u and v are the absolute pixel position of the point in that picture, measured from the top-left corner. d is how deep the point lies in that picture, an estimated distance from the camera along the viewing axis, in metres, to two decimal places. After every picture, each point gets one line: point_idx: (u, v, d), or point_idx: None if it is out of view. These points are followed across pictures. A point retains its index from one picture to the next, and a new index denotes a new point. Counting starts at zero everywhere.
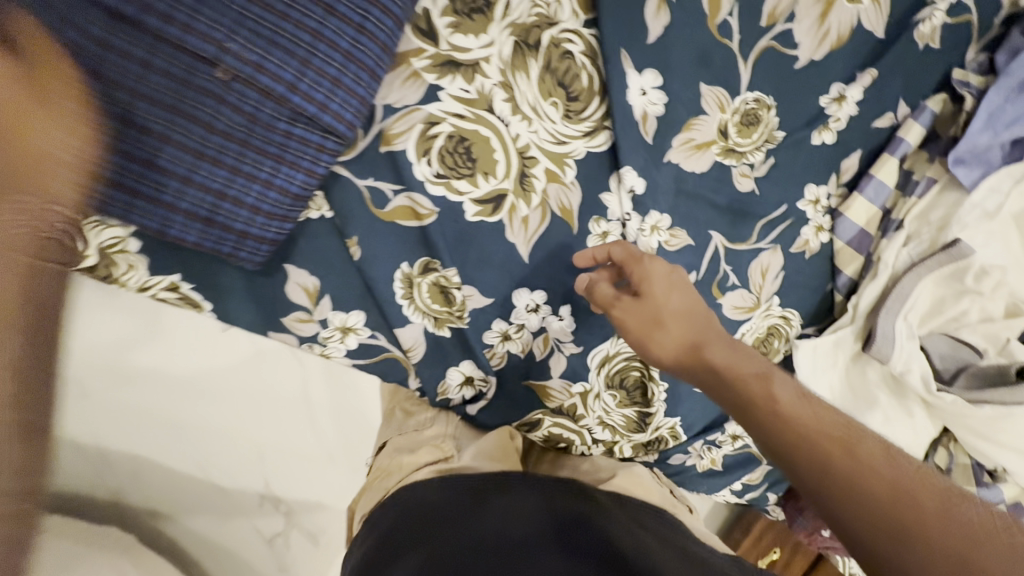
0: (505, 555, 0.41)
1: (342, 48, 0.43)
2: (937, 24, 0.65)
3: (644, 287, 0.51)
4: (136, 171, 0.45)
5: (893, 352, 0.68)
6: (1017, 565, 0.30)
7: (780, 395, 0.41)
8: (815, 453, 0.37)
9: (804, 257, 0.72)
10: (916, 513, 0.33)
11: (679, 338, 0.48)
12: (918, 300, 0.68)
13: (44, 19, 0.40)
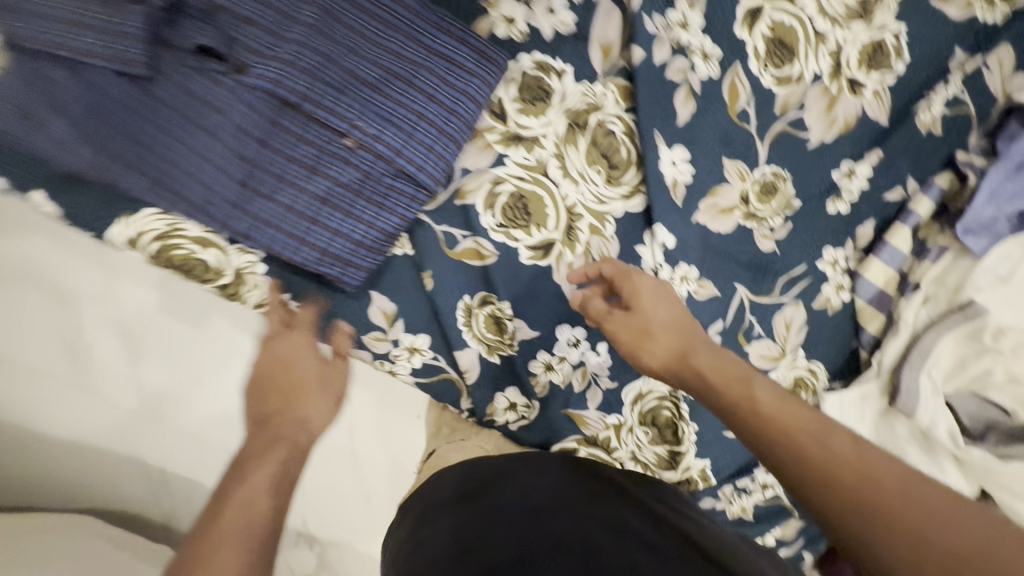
0: (529, 518, 0.45)
1: (437, 126, 0.59)
2: (936, 114, 0.75)
3: (635, 302, 0.60)
4: (272, 209, 0.56)
5: (918, 405, 0.72)
6: (959, 532, 0.39)
7: (762, 397, 0.50)
8: (794, 448, 0.46)
9: (826, 313, 0.78)
10: (879, 495, 0.42)
11: (668, 347, 0.58)
12: (941, 358, 0.72)
13: (226, 104, 0.54)
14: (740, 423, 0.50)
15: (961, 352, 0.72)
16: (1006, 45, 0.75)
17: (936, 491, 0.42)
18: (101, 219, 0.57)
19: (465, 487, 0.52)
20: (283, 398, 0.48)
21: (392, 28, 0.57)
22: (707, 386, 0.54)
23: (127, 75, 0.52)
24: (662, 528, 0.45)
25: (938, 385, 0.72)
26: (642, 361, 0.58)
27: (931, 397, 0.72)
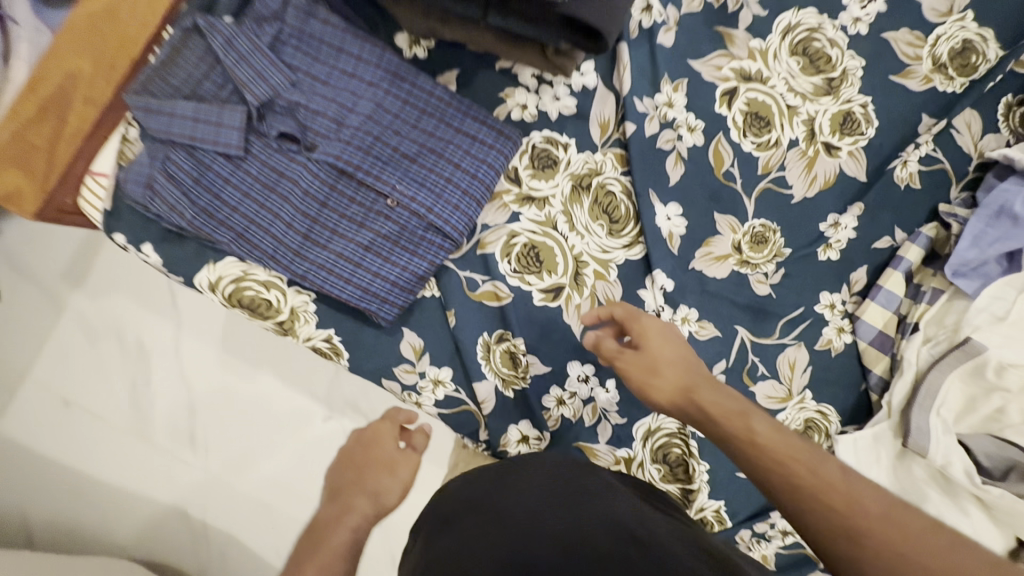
0: (525, 522, 0.49)
1: (462, 189, 0.71)
2: (913, 171, 0.82)
3: (643, 342, 0.65)
4: (326, 256, 0.69)
5: (930, 444, 0.72)
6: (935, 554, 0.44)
7: (761, 429, 0.54)
8: (789, 476, 0.50)
9: (829, 356, 0.81)
10: (868, 521, 0.46)
11: (674, 382, 0.62)
12: (947, 396, 0.74)
13: (300, 176, 0.69)
14: (743, 453, 0.53)
15: (970, 392, 0.73)
16: (971, 110, 0.84)
17: (919, 522, 0.46)
18: (193, 267, 0.71)
19: (475, 490, 0.57)
20: (357, 475, 0.72)
21: (429, 114, 0.72)
22: (708, 419, 0.58)
23: (227, 156, 0.68)
24: (651, 528, 0.49)
25: (948, 425, 0.73)
26: (650, 397, 0.62)
27: (944, 436, 0.72)
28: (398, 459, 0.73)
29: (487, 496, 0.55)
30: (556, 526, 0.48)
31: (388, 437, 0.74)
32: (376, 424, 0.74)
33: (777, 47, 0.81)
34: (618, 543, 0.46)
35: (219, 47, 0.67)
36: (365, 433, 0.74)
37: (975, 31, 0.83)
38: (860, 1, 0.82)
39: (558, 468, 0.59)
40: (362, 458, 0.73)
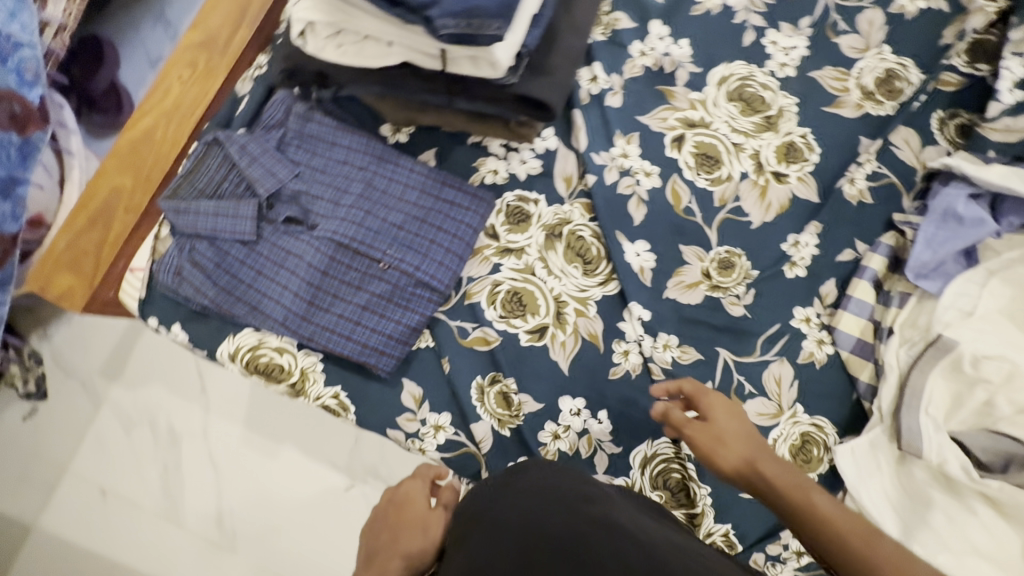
0: (528, 534, 0.54)
1: (446, 248, 0.80)
2: (862, 187, 0.89)
3: (710, 414, 0.70)
4: (329, 319, 0.78)
5: (923, 444, 0.73)
6: None
7: (820, 505, 0.60)
8: (847, 546, 0.57)
9: (814, 367, 0.84)
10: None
11: (740, 454, 0.67)
12: (932, 395, 0.75)
13: (303, 251, 0.79)
14: (805, 525, 0.60)
15: (953, 387, 0.75)
16: (906, 128, 0.91)
17: None
18: (215, 341, 0.80)
19: (484, 498, 0.63)
20: (390, 535, 0.73)
21: (412, 187, 0.82)
22: (774, 492, 0.63)
23: (243, 242, 0.79)
24: (645, 530, 0.55)
25: (938, 422, 0.74)
26: (716, 464, 0.67)
27: (936, 433, 0.73)
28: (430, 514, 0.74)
29: (494, 501, 0.61)
30: (554, 528, 0.54)
31: (419, 495, 0.76)
32: (406, 482, 0.77)
33: (715, 96, 0.91)
34: (617, 544, 0.52)
35: (234, 153, 0.80)
36: (396, 494, 0.77)
37: (894, 61, 0.93)
38: (784, 49, 0.93)
39: (559, 474, 0.64)
40: (395, 519, 0.74)
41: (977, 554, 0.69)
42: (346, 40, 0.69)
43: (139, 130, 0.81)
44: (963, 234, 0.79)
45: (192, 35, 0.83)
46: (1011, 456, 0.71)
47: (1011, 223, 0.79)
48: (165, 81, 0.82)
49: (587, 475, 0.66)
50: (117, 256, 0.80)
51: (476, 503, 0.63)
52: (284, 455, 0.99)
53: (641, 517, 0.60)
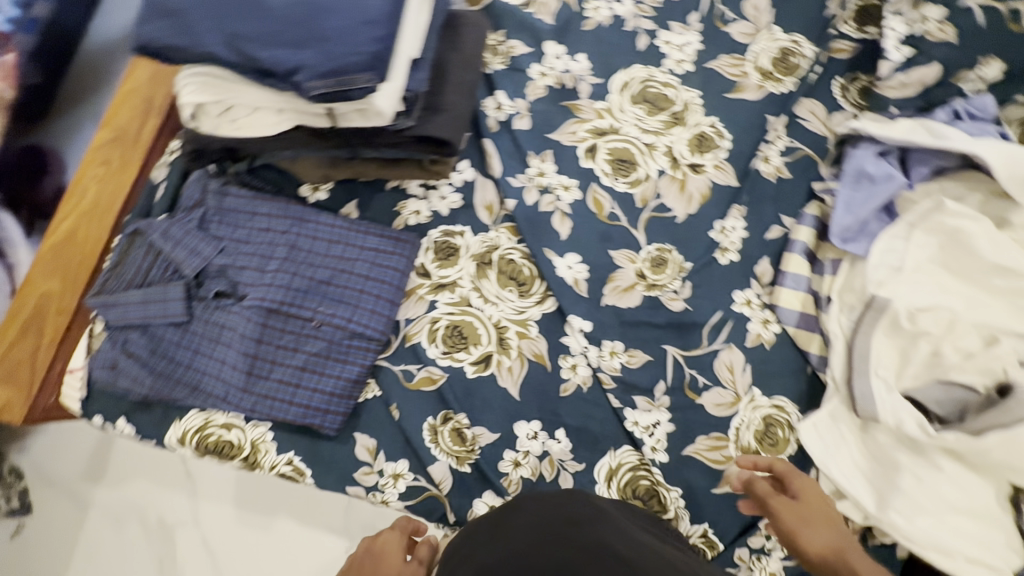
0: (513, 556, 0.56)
1: (375, 295, 0.80)
2: (778, 164, 0.90)
3: (798, 495, 0.72)
4: (270, 385, 0.77)
5: (878, 408, 0.72)
6: None
7: None
8: None
9: (764, 348, 0.83)
10: None
11: (825, 540, 0.68)
12: (877, 355, 0.74)
13: (234, 323, 0.79)
14: None
15: (897, 344, 0.74)
16: (810, 100, 0.93)
17: None
18: (162, 428, 0.79)
19: (482, 527, 0.65)
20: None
21: (336, 242, 0.83)
22: None
23: (176, 324, 0.79)
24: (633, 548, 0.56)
25: (887, 381, 0.73)
26: (801, 545, 0.68)
27: (888, 394, 0.72)
28: (407, 568, 0.68)
29: (490, 530, 0.63)
30: (542, 550, 0.56)
31: (395, 545, 0.71)
32: (382, 534, 0.72)
33: (620, 102, 0.93)
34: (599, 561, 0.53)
35: (157, 239, 0.81)
36: (370, 546, 0.71)
37: (786, 39, 0.95)
38: (678, 47, 0.96)
39: (556, 498, 0.67)
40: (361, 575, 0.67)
41: (950, 509, 0.68)
42: (237, 114, 0.71)
43: (61, 233, 0.82)
44: (877, 193, 0.79)
45: (103, 133, 0.86)
46: (965, 404, 0.70)
47: (921, 174, 0.79)
48: (82, 182, 0.84)
49: (586, 495, 0.69)
50: (53, 359, 0.80)
51: (474, 534, 0.65)
52: (278, 527, 0.97)
53: (632, 531, 0.62)
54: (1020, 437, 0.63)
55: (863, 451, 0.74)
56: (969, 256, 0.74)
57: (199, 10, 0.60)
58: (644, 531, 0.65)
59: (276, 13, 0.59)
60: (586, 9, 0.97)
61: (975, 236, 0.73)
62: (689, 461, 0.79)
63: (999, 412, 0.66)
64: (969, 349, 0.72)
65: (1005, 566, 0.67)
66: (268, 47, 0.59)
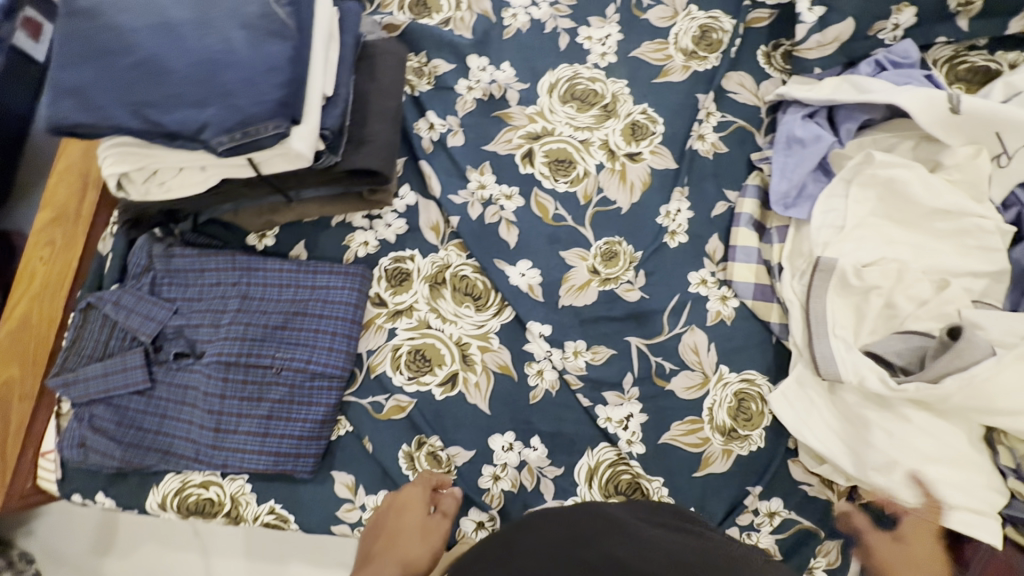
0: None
1: (331, 332, 0.81)
2: (713, 140, 0.91)
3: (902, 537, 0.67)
4: (238, 438, 0.77)
5: (839, 368, 0.71)
6: None
7: None
8: None
9: (726, 325, 0.83)
10: None
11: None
12: (832, 316, 0.74)
13: (196, 381, 0.79)
14: None
15: (851, 302, 0.74)
16: (736, 73, 0.94)
17: None
18: (140, 497, 0.79)
19: (487, 550, 0.64)
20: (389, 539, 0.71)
21: (286, 286, 0.83)
22: None
23: (139, 392, 0.79)
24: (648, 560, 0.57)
25: (847, 341, 0.73)
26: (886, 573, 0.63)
27: (848, 352, 0.72)
28: (431, 521, 0.73)
29: (498, 555, 0.62)
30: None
31: (418, 501, 0.74)
32: (405, 488, 0.75)
33: (550, 104, 0.94)
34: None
35: (110, 311, 0.82)
36: (395, 499, 0.75)
37: (704, 17, 0.96)
38: (599, 40, 0.96)
39: (564, 515, 0.67)
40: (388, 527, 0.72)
41: (926, 460, 0.68)
42: (164, 177, 0.72)
43: (16, 319, 0.83)
44: (808, 156, 0.80)
45: (43, 214, 0.86)
46: (924, 351, 0.70)
47: (850, 129, 0.80)
48: (29, 265, 0.85)
49: (593, 506, 0.69)
50: (24, 445, 0.80)
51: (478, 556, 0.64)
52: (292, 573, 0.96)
53: (645, 535, 0.62)
54: (976, 377, 0.63)
55: (835, 413, 0.74)
56: (907, 204, 0.75)
57: (104, 83, 0.60)
58: (658, 527, 0.65)
59: (181, 76, 0.60)
60: (503, 18, 0.98)
61: (909, 183, 0.73)
62: (667, 448, 0.79)
63: (955, 355, 0.65)
64: (921, 295, 0.72)
65: (989, 507, 0.66)
66: (174, 109, 0.60)
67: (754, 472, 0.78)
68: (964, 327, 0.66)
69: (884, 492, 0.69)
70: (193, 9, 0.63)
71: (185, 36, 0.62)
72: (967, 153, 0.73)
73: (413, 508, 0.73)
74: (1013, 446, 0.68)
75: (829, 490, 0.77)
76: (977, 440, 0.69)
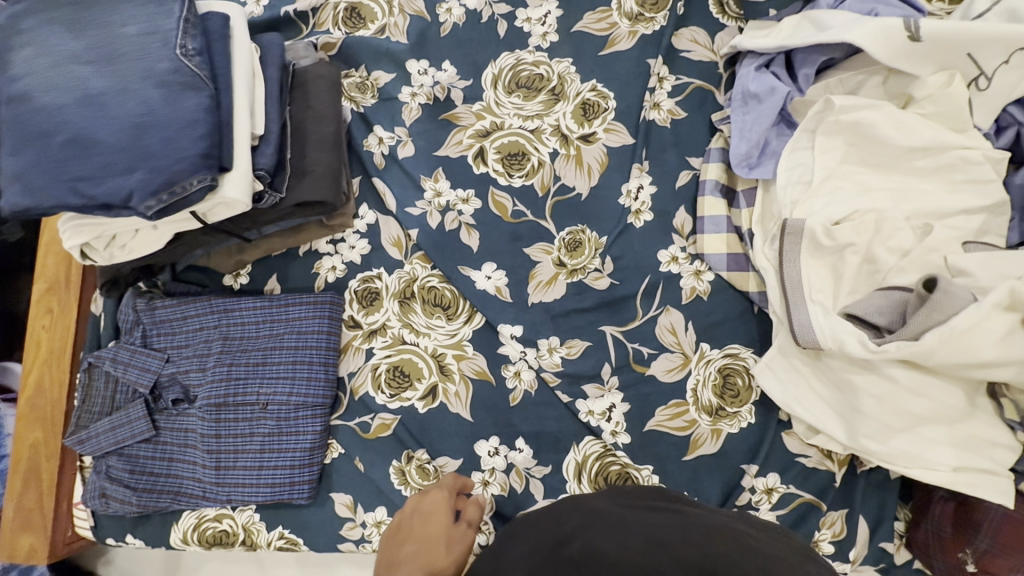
0: None
1: (308, 363, 0.83)
2: (669, 107, 0.86)
3: None
4: (237, 473, 0.81)
5: (818, 335, 0.67)
6: None
7: None
8: None
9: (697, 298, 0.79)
10: None
11: None
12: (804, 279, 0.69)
13: (194, 424, 0.84)
14: None
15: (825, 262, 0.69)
16: (688, 29, 0.88)
17: None
18: (163, 535, 0.85)
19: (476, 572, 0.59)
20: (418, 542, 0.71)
21: (262, 322, 0.86)
22: None
23: (146, 440, 0.85)
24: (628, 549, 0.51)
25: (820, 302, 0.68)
26: None
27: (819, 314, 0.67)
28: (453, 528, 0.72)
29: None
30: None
31: (443, 506, 0.74)
32: (429, 493, 0.76)
33: (496, 97, 0.91)
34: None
35: (109, 368, 0.87)
36: (419, 504, 0.76)
37: None
38: (539, 21, 0.92)
39: (545, 516, 0.61)
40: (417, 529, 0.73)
41: (921, 424, 0.64)
42: (123, 240, 0.74)
43: (32, 383, 0.89)
44: (765, 111, 0.74)
45: (37, 285, 0.91)
46: (905, 307, 0.63)
47: (808, 76, 0.74)
48: (35, 334, 0.91)
49: (575, 500, 0.63)
50: (58, 497, 0.87)
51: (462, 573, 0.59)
52: None
53: (632, 522, 0.56)
54: (960, 332, 0.58)
55: (821, 380, 0.70)
56: (878, 147, 0.68)
57: (40, 166, 0.63)
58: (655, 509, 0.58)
59: (107, 145, 0.62)
60: (438, 15, 0.94)
61: (877, 124, 0.67)
62: (654, 435, 0.78)
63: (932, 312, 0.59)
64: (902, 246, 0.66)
65: (999, 465, 0.63)
66: (104, 180, 0.62)
67: (748, 449, 0.76)
68: (939, 277, 0.60)
69: (882, 460, 0.66)
70: (109, 77, 0.64)
71: (108, 105, 0.63)
72: (939, 82, 0.67)
73: (432, 511, 0.74)
74: (1016, 397, 0.63)
75: (829, 460, 0.74)
76: (977, 394, 0.64)
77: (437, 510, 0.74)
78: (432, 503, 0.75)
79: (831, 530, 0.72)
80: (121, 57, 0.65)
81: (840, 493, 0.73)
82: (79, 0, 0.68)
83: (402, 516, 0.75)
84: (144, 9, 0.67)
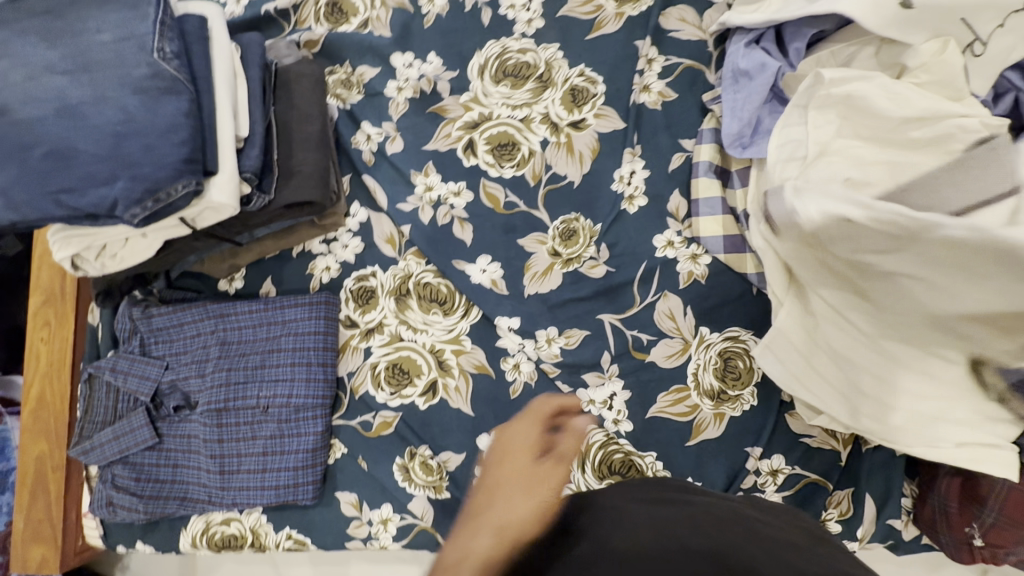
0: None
1: (306, 363, 0.83)
2: (659, 89, 0.84)
3: None
4: (242, 477, 0.82)
5: None
6: None
7: None
8: None
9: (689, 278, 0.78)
10: None
11: None
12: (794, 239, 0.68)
13: (197, 430, 0.84)
14: None
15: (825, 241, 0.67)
16: (676, 8, 0.86)
17: None
18: (173, 541, 0.85)
19: None
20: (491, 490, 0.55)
21: (259, 325, 0.86)
22: None
23: (150, 447, 0.85)
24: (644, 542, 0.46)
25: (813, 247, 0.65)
26: None
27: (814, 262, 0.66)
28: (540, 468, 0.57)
29: None
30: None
31: (523, 443, 0.62)
32: (518, 423, 0.65)
33: (483, 87, 0.89)
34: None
35: (109, 378, 0.87)
36: (502, 445, 0.63)
37: None
38: (523, 7, 0.90)
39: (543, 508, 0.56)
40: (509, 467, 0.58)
41: (918, 394, 0.62)
42: (114, 249, 0.74)
43: (34, 397, 0.89)
44: (755, 88, 0.73)
45: (32, 298, 0.90)
46: None
47: (799, 50, 0.72)
48: (33, 347, 0.90)
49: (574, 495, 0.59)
50: (66, 509, 0.87)
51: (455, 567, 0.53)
52: None
53: (639, 516, 0.51)
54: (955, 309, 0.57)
55: (820, 345, 0.69)
56: (871, 119, 0.67)
57: (23, 179, 0.62)
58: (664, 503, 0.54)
59: (88, 154, 0.62)
60: (421, 6, 0.93)
61: (869, 97, 0.65)
62: (656, 422, 0.77)
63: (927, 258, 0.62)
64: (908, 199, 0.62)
65: (1003, 439, 0.60)
66: (88, 190, 0.62)
67: (751, 432, 0.75)
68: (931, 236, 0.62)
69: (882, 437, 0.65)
70: (88, 86, 0.63)
71: (87, 114, 0.62)
72: (932, 49, 0.65)
73: (520, 440, 0.62)
74: None
75: (833, 439, 0.74)
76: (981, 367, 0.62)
77: (527, 439, 0.63)
78: (523, 436, 0.63)
79: (838, 509, 0.71)
80: (98, 65, 0.64)
81: (846, 472, 0.73)
82: (54, 10, 0.67)
83: (497, 451, 0.63)
84: (118, 14, 0.66)
